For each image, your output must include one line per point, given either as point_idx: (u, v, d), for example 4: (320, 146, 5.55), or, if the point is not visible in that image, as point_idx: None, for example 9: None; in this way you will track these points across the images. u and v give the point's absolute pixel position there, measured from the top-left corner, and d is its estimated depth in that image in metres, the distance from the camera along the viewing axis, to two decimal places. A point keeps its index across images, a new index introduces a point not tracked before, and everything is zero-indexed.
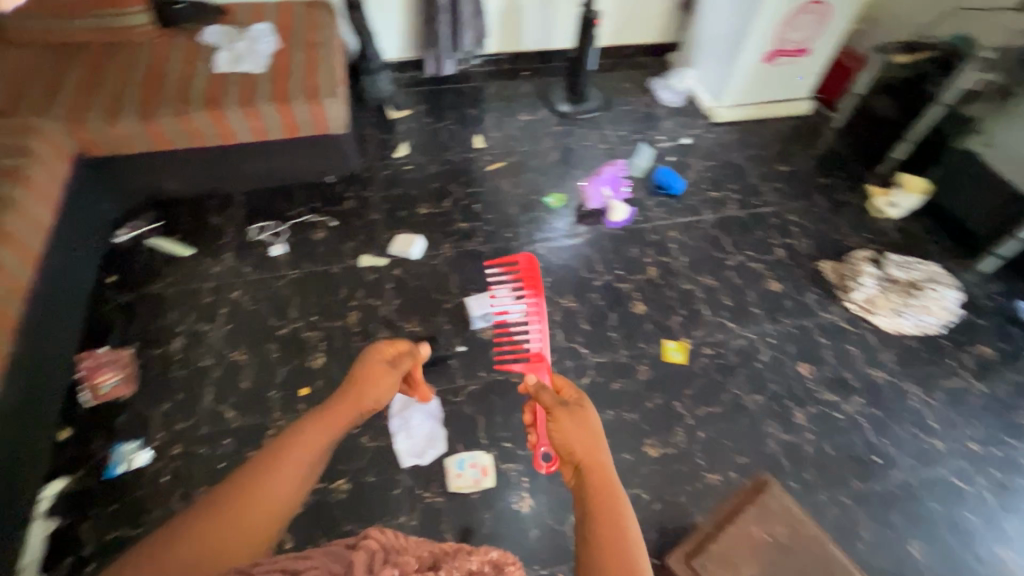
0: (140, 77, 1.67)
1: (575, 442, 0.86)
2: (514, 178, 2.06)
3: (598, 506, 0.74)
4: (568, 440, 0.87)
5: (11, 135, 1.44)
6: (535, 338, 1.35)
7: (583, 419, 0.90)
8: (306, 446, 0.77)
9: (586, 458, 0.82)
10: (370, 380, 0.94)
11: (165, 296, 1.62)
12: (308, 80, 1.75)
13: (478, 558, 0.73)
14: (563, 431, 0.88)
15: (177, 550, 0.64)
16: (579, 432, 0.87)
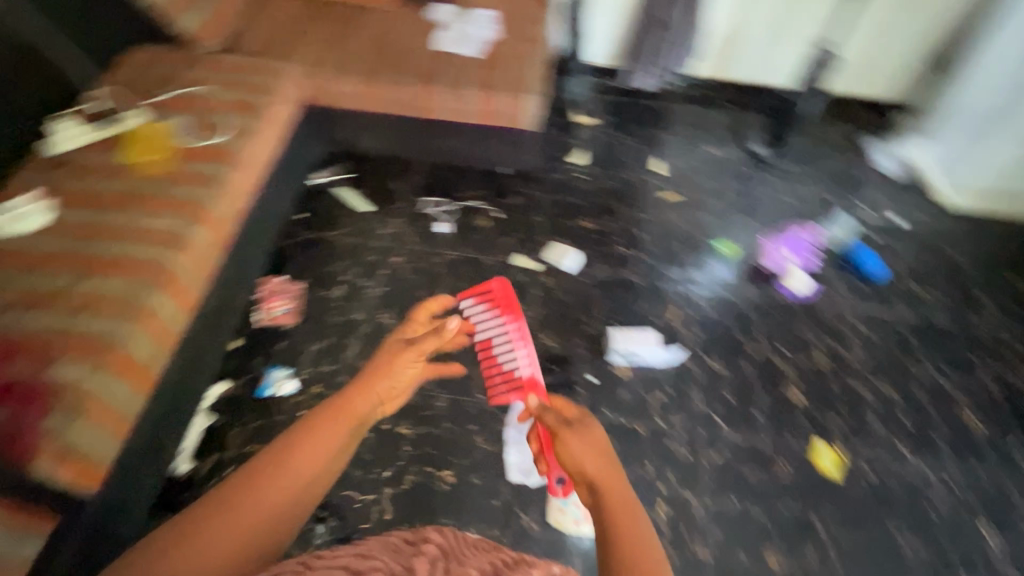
0: (370, 41, 1.80)
1: (589, 462, 0.83)
2: (686, 213, 1.93)
3: (624, 532, 0.73)
4: (580, 459, 0.84)
5: (259, 74, 1.62)
6: (525, 362, 1.38)
7: (591, 437, 0.87)
8: (320, 435, 0.81)
9: (602, 480, 0.81)
10: (389, 364, 0.99)
11: (339, 244, 1.75)
12: (514, 75, 1.78)
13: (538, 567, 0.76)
14: (574, 456, 0.85)
15: (201, 531, 0.69)
16: (594, 456, 0.84)
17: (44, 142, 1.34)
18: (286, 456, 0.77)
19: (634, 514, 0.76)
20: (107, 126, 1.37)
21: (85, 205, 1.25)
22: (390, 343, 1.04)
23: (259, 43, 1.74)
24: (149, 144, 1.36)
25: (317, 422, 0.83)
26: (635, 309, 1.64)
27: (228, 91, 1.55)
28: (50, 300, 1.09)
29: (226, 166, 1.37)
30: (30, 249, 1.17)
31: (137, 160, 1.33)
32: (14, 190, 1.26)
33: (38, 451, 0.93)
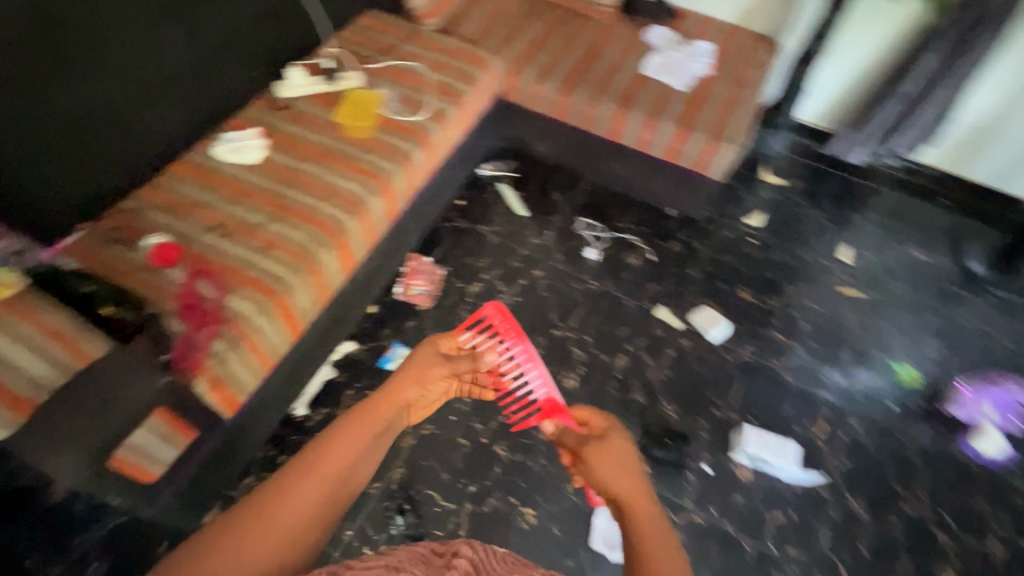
0: (578, 51, 1.76)
1: (614, 481, 0.76)
2: (865, 317, 1.67)
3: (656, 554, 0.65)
4: (600, 473, 0.77)
5: (468, 61, 1.64)
6: (540, 385, 1.24)
7: (612, 452, 0.80)
8: (348, 436, 0.75)
9: (627, 498, 0.73)
10: (414, 374, 0.92)
11: (487, 241, 1.75)
12: (718, 119, 1.64)
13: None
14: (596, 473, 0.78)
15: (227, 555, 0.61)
16: (620, 469, 0.77)
17: (277, 84, 1.46)
18: (314, 459, 0.71)
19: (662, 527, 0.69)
20: (328, 83, 1.47)
21: (293, 152, 1.35)
22: (421, 350, 0.97)
23: (475, 30, 1.77)
24: (361, 109, 1.43)
25: (343, 427, 0.76)
26: (776, 410, 1.45)
27: (438, 72, 1.58)
28: (244, 233, 1.18)
29: (417, 146, 1.41)
30: (242, 181, 1.27)
31: (344, 120, 1.41)
32: (243, 123, 1.40)
33: (202, 370, 0.99)
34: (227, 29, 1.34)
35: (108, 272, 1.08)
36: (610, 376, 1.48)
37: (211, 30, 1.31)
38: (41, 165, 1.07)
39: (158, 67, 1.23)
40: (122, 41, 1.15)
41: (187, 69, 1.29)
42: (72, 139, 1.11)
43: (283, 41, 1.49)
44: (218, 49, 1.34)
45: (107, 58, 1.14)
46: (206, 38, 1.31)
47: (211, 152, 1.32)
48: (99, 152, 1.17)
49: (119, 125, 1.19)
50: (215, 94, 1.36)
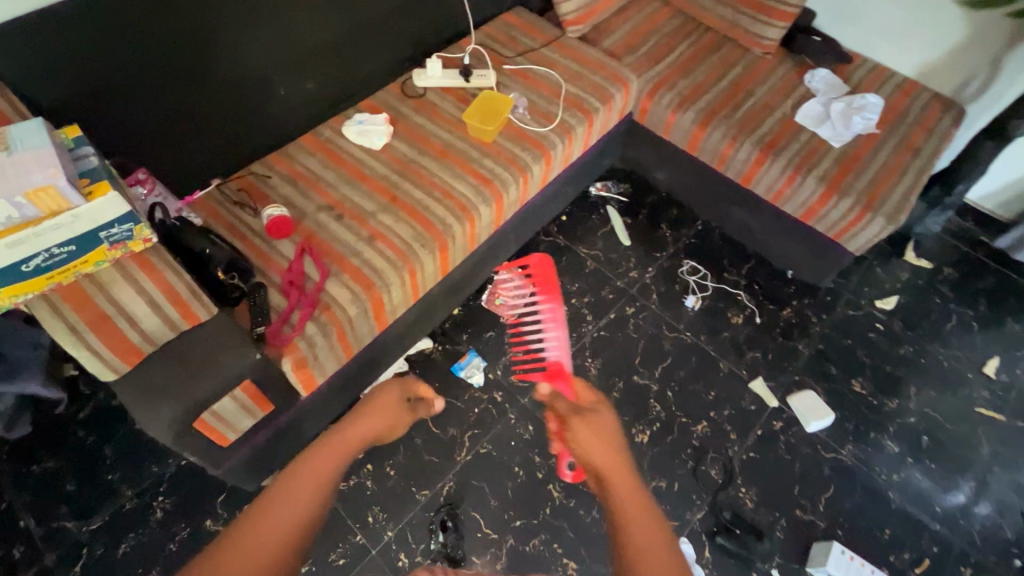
0: (726, 84, 1.62)
1: (601, 456, 0.77)
2: (1003, 448, 1.42)
3: (637, 536, 0.65)
4: (587, 445, 0.79)
5: (606, 77, 1.55)
6: (552, 347, 1.40)
7: (595, 424, 0.82)
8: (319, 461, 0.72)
9: (609, 476, 0.74)
10: (378, 411, 0.92)
11: (584, 265, 1.66)
12: (876, 185, 1.43)
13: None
14: (585, 445, 0.80)
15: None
16: (604, 450, 0.78)
17: (414, 72, 1.46)
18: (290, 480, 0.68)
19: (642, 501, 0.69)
20: (463, 78, 1.45)
21: (416, 144, 1.34)
22: (378, 393, 0.96)
23: (619, 45, 1.68)
24: (491, 108, 1.38)
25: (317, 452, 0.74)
26: (871, 530, 1.27)
27: (573, 85, 1.51)
28: (355, 219, 1.18)
29: (537, 159, 1.35)
30: (363, 165, 1.28)
31: (473, 117, 1.36)
32: (375, 105, 1.41)
33: (289, 350, 1.00)
34: (377, 12, 1.34)
35: (228, 234, 1.13)
36: (687, 442, 1.37)
37: (363, 12, 1.31)
38: (187, 122, 1.14)
39: (308, 42, 1.25)
40: (283, 15, 1.17)
41: (332, 46, 1.30)
42: (218, 101, 1.17)
43: (429, 31, 1.49)
44: (364, 31, 1.34)
45: (266, 29, 1.16)
46: (356, 19, 1.31)
47: (340, 130, 1.34)
48: (238, 116, 1.22)
49: (261, 93, 1.23)
50: (353, 74, 1.39)
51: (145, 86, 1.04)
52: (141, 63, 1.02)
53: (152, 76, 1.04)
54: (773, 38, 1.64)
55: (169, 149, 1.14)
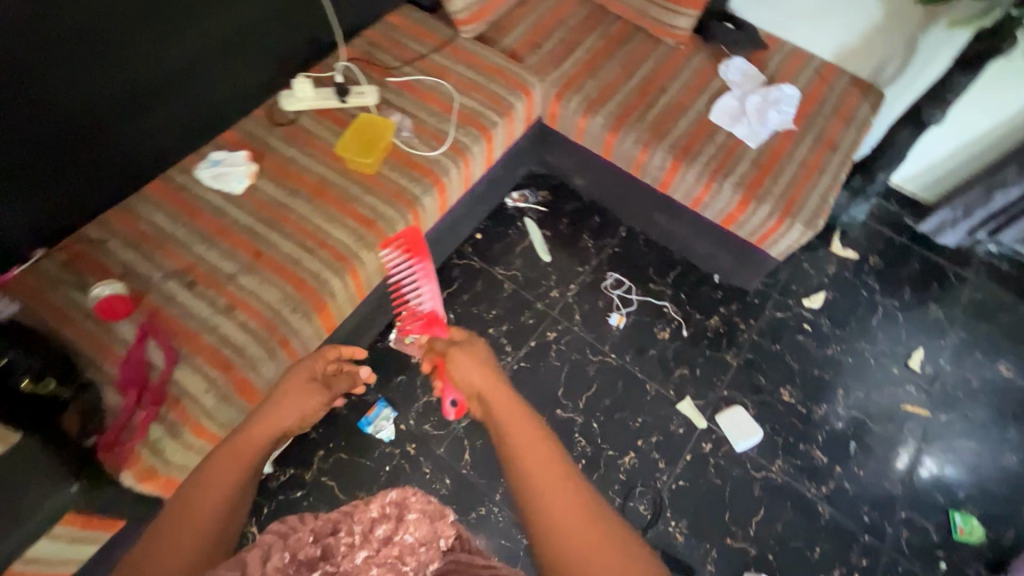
0: (637, 82, 1.49)
1: (489, 390, 0.78)
2: (930, 445, 1.40)
3: (538, 469, 0.65)
4: (468, 378, 0.81)
5: (505, 83, 1.40)
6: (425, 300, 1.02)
7: (475, 355, 0.83)
8: (233, 456, 0.67)
9: (497, 409, 0.74)
10: (292, 395, 0.77)
11: (502, 289, 1.55)
12: (793, 188, 1.35)
13: (377, 504, 0.72)
14: (469, 379, 0.81)
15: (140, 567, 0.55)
16: (488, 382, 0.79)
17: (282, 95, 1.27)
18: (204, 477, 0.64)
19: (528, 419, 0.71)
20: (339, 97, 1.28)
21: (287, 183, 1.17)
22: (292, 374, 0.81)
23: (521, 42, 1.52)
24: (369, 134, 1.23)
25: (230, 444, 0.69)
26: (800, 551, 1.25)
27: (467, 96, 1.36)
28: (213, 286, 1.02)
29: (427, 190, 1.20)
30: (221, 215, 1.11)
31: (348, 146, 1.21)
32: (237, 140, 1.23)
33: (131, 462, 0.86)
34: (252, 19, 1.16)
35: (53, 321, 0.95)
36: (614, 477, 1.30)
37: (243, 17, 1.14)
38: (60, 140, 0.97)
39: (189, 48, 1.09)
40: (162, 17, 1.02)
41: (206, 57, 1.12)
42: (82, 120, 0.99)
43: (298, 44, 1.30)
44: (257, 40, 1.20)
45: (142, 32, 1.00)
46: (235, 24, 1.14)
47: (194, 173, 1.16)
48: (107, 138, 1.04)
49: (132, 109, 1.05)
50: (217, 97, 1.19)
51: (69, 70, 0.93)
52: (22, 62, 0.87)
53: (69, 60, 0.93)
54: (685, 27, 1.52)
55: (35, 178, 0.97)
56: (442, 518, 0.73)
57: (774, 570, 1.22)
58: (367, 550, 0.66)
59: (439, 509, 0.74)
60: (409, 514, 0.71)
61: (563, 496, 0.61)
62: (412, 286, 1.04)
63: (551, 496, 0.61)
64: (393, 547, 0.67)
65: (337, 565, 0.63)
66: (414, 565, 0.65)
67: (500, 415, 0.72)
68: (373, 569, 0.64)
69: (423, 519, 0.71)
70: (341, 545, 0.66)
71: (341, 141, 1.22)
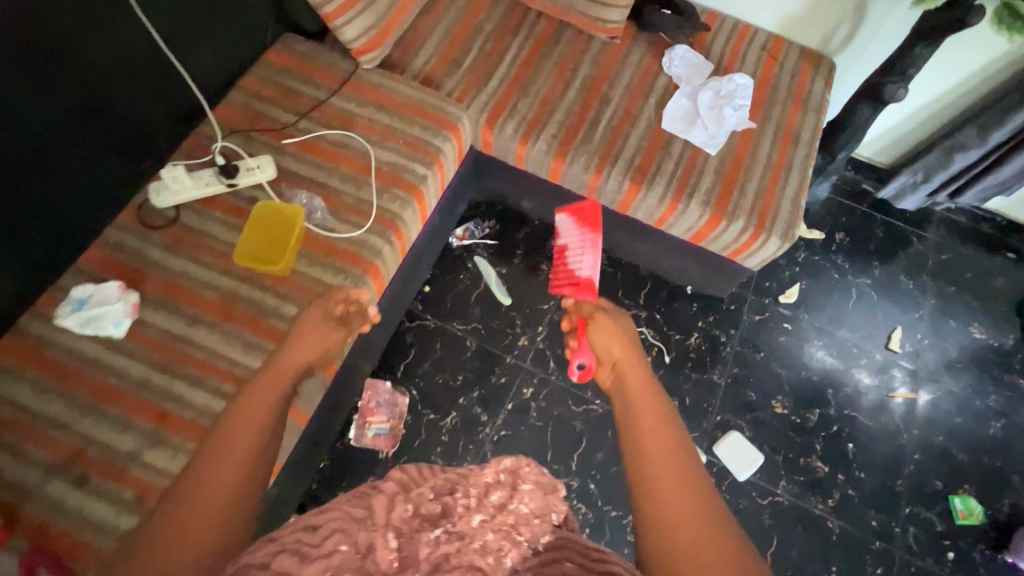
0: (576, 92, 1.31)
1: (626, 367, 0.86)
2: (921, 429, 1.39)
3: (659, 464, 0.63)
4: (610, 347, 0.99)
5: (427, 122, 1.18)
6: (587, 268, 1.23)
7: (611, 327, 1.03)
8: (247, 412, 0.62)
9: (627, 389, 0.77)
10: (312, 331, 0.82)
11: (464, 347, 1.39)
12: (764, 196, 1.23)
13: (491, 470, 0.67)
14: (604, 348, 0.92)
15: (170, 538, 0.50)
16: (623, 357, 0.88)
17: (150, 188, 1.02)
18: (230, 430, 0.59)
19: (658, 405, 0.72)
20: (225, 179, 1.03)
21: (184, 309, 0.94)
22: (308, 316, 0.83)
23: (435, 63, 1.30)
24: (276, 229, 0.99)
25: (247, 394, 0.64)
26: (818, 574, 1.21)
27: (384, 149, 1.14)
28: (112, 476, 0.82)
29: (359, 282, 1.00)
30: (103, 371, 0.88)
31: (256, 249, 0.98)
32: (104, 261, 0.97)
33: None
34: (91, 85, 0.89)
35: None
36: (622, 539, 1.23)
37: (88, 75, 0.88)
38: None
39: (55, 118, 0.87)
40: (13, 82, 0.79)
41: (46, 140, 0.86)
42: None
43: (163, 111, 1.04)
44: (138, 94, 0.98)
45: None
46: (79, 85, 0.88)
47: (54, 319, 0.91)
48: None
49: None
50: (76, 189, 0.94)
51: None
52: None
53: None
54: (619, 19, 1.32)
55: None
56: (555, 492, 0.66)
57: None
58: (484, 514, 0.60)
59: (553, 484, 0.68)
60: (525, 484, 0.65)
61: (684, 494, 0.60)
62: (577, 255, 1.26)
63: (669, 491, 0.60)
64: (510, 515, 0.61)
65: (454, 526, 0.59)
66: (528, 537, 0.59)
67: (631, 400, 0.73)
68: (490, 534, 0.58)
69: (537, 491, 0.65)
70: (458, 505, 0.61)
71: (244, 244, 0.98)
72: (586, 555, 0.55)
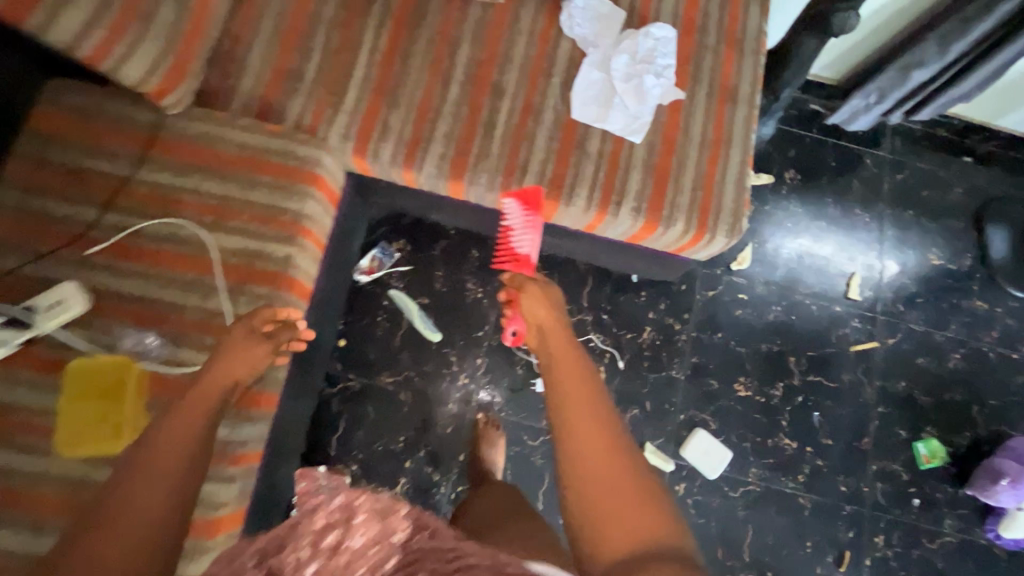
0: (461, 87, 1.02)
1: (551, 329, 0.84)
2: (883, 378, 1.35)
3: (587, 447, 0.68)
4: (533, 307, 0.87)
5: (273, 179, 0.92)
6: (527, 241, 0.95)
7: (545, 292, 0.88)
8: (164, 453, 0.60)
9: (552, 354, 0.81)
10: (234, 352, 0.76)
11: (399, 402, 1.24)
12: (705, 186, 1.03)
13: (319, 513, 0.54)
14: (531, 311, 0.86)
15: None
16: (551, 317, 0.85)
17: None
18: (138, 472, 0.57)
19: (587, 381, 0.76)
20: (19, 333, 0.78)
21: (15, 520, 0.74)
22: (231, 330, 0.79)
23: (269, 80, 0.98)
24: (101, 407, 0.77)
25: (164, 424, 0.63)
26: (793, 554, 1.22)
27: (226, 233, 0.88)
28: None
29: (237, 420, 0.84)
30: None
31: (83, 442, 0.76)
32: None
33: None
34: None
35: None
36: None
37: None
38: None
39: None
40: None
41: None
42: None
43: None
44: None
45: None
46: None
47: None
48: None
49: None
50: None
51: None
52: None
53: None
54: None
55: None
56: (395, 514, 0.57)
57: None
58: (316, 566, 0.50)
59: (395, 502, 0.59)
60: (358, 517, 0.55)
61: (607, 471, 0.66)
62: (517, 232, 0.97)
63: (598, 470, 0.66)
64: (342, 561, 0.52)
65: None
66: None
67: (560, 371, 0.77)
68: None
69: (370, 523, 0.55)
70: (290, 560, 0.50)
71: (64, 436, 0.76)
72: (442, 557, 0.53)
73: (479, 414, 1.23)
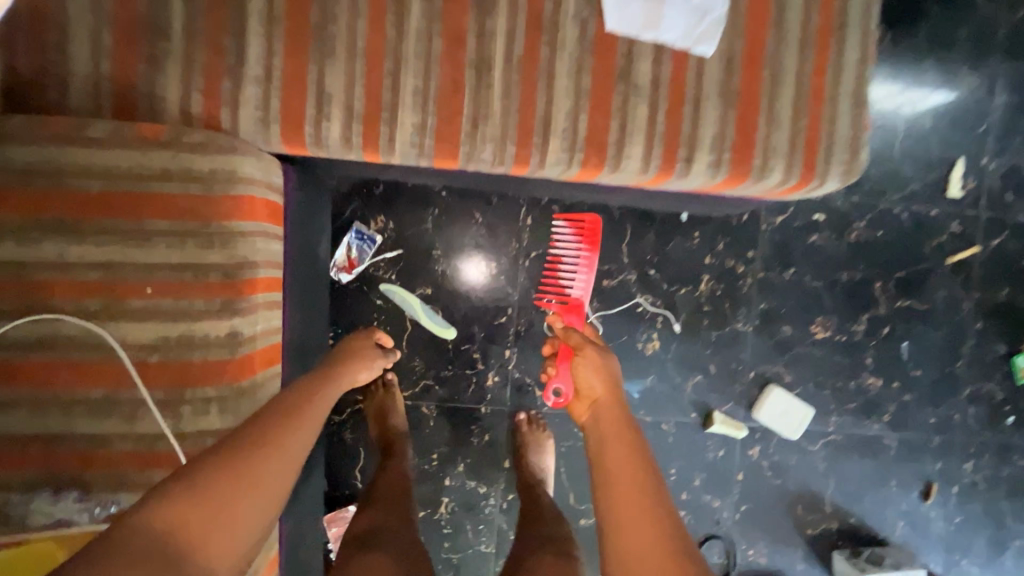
0: (425, 4, 0.64)
1: (606, 410, 0.71)
2: (983, 288, 1.13)
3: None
4: (591, 380, 0.74)
5: (172, 220, 0.60)
6: (577, 281, 0.97)
7: (608, 368, 0.75)
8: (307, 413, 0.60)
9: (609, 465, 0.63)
10: (354, 357, 0.80)
11: (422, 416, 1.04)
12: (811, 110, 0.70)
13: None
14: (587, 384, 0.74)
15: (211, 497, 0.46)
16: (608, 396, 0.72)
17: None
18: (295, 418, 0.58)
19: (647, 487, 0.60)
20: None
21: None
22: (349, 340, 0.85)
23: (121, 48, 0.61)
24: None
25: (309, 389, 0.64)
26: (880, 497, 1.12)
27: (129, 321, 0.59)
28: None
29: None
30: None
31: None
32: None
33: None
34: None
35: None
36: None
37: None
38: None
39: None
40: None
41: None
42: None
43: None
44: None
45: None
46: None
47: None
48: None
49: None
50: None
51: None
52: None
53: None
54: None
55: None
56: None
57: (860, 530, 1.12)
58: None
59: None
60: None
61: None
62: (569, 268, 0.99)
63: None
64: None
65: None
66: None
67: (613, 470, 0.62)
68: None
69: None
70: None
71: None
72: None
73: (519, 414, 1.04)
